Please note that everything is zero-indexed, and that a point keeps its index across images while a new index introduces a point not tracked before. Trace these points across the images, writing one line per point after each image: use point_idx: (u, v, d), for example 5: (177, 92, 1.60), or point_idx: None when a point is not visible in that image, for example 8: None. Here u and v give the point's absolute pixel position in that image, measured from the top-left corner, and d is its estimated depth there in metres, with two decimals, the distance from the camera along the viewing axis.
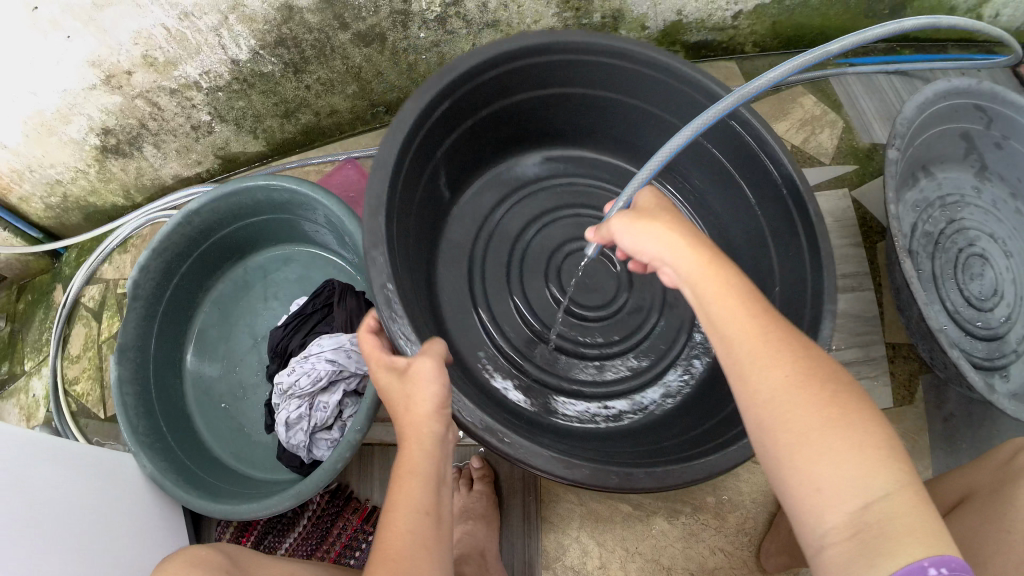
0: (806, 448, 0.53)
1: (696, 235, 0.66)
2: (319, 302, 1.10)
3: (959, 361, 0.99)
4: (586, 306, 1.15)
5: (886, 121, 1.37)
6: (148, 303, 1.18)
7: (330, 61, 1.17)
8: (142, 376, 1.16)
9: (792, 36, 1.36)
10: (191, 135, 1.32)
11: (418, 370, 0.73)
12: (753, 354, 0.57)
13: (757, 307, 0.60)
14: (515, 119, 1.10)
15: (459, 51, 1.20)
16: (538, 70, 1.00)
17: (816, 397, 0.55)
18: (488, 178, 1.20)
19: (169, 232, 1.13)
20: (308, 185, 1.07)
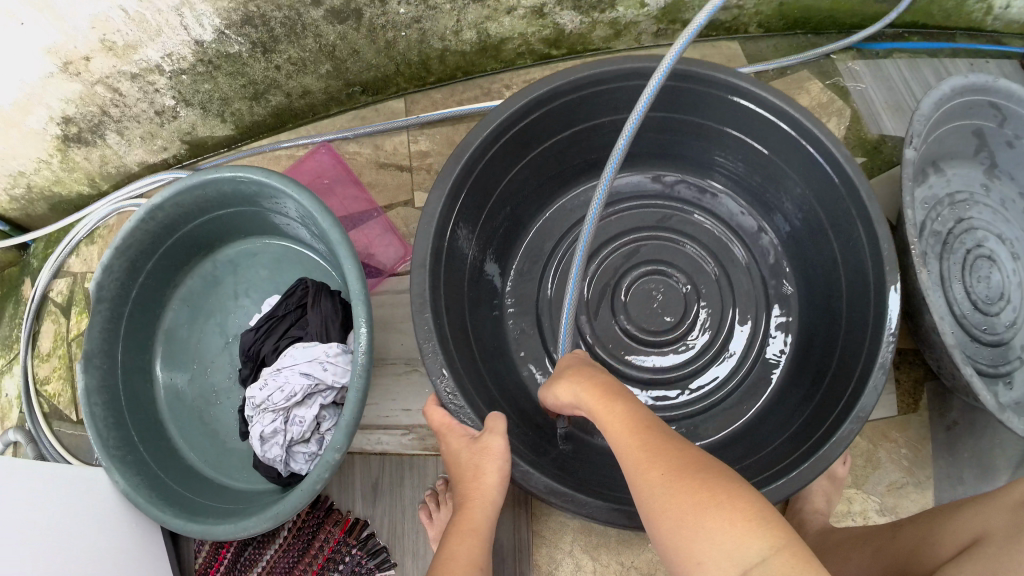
0: (683, 527, 0.56)
1: (591, 374, 0.78)
2: (291, 304, 1.01)
3: (974, 378, 0.93)
4: (656, 329, 1.12)
5: (895, 110, 1.27)
6: (114, 304, 1.10)
7: (301, 39, 1.07)
8: (109, 384, 1.09)
9: (799, 18, 1.30)
10: (157, 121, 1.23)
11: (487, 447, 0.80)
12: (635, 460, 0.63)
13: (637, 423, 0.66)
14: (565, 150, 1.06)
15: (442, 28, 1.10)
16: (582, 101, 0.95)
17: (685, 485, 0.58)
18: (555, 211, 1.17)
19: (132, 228, 1.04)
20: (281, 177, 0.98)
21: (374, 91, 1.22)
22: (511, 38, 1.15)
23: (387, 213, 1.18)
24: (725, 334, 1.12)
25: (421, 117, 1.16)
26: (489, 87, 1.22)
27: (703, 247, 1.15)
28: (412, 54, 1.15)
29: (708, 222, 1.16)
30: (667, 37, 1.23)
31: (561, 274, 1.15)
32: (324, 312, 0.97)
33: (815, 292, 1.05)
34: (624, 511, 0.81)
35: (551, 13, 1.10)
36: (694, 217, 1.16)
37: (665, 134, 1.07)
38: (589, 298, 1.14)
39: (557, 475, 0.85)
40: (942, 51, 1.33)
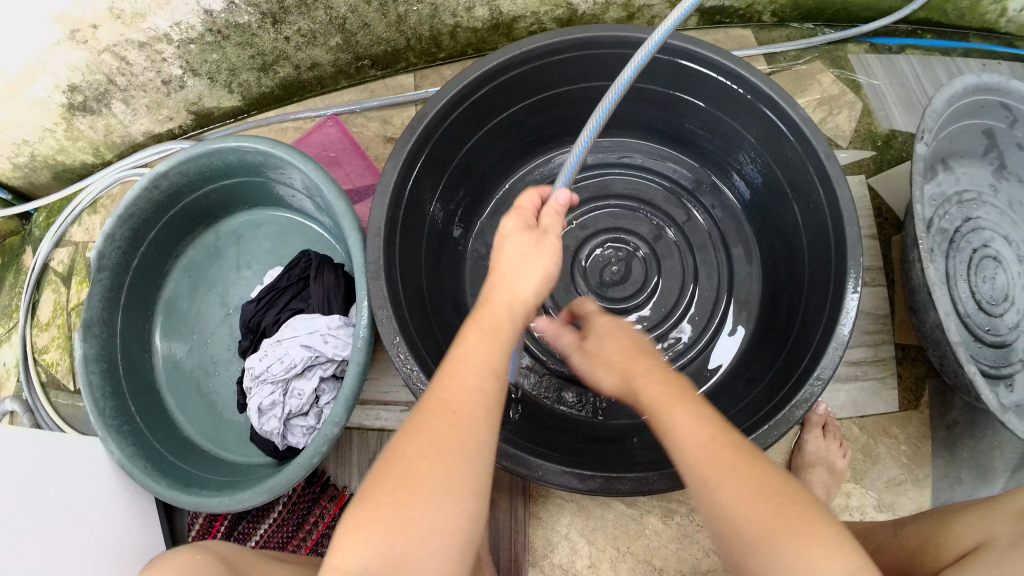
0: (760, 552, 0.51)
1: (638, 367, 0.70)
2: (294, 276, 0.99)
3: (976, 377, 0.91)
4: (619, 293, 1.11)
5: (908, 107, 1.21)
6: (114, 274, 1.09)
7: (312, 11, 1.05)
8: (107, 352, 1.08)
9: (812, 9, 1.23)
10: (163, 90, 1.22)
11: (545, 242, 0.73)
12: (702, 471, 0.56)
13: (705, 423, 0.60)
14: (529, 118, 1.06)
15: (455, 4, 1.08)
16: (550, 68, 0.94)
17: (763, 507, 0.53)
18: (516, 179, 1.17)
19: (135, 196, 1.04)
20: (287, 147, 0.97)
21: (386, 65, 1.20)
22: (523, 17, 1.13)
23: None
24: (688, 302, 1.11)
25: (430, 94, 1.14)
26: None
27: (663, 213, 1.15)
28: (424, 28, 1.12)
29: (671, 188, 1.16)
30: (680, 24, 1.23)
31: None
32: (327, 284, 0.96)
33: (779, 259, 1.05)
34: (576, 473, 0.79)
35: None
36: (655, 185, 1.16)
37: (630, 102, 1.06)
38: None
39: (508, 438, 0.84)
40: (954, 50, 1.26)
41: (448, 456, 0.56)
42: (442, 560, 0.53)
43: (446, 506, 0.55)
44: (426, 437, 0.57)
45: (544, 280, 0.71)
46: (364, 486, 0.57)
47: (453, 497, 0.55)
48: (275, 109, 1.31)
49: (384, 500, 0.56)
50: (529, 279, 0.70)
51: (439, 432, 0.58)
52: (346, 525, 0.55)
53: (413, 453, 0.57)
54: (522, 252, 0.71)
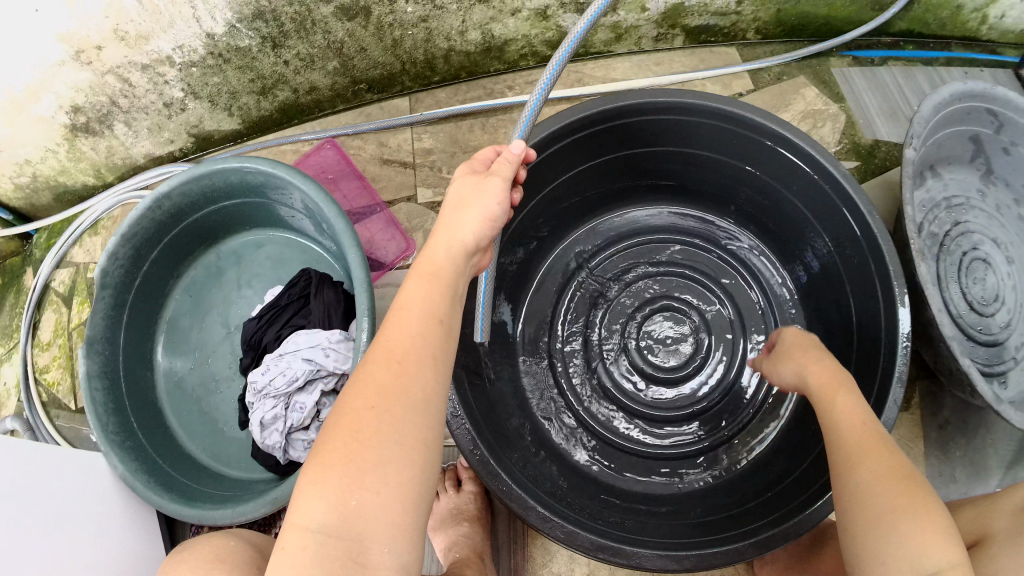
0: (875, 525, 0.60)
1: (820, 363, 0.79)
2: (295, 293, 1.01)
3: (972, 370, 0.83)
4: (671, 365, 1.03)
5: (890, 116, 1.10)
6: (118, 291, 1.12)
7: (310, 35, 1.08)
8: (111, 371, 1.11)
9: (795, 26, 1.15)
10: (166, 112, 1.23)
11: (483, 184, 0.76)
12: (847, 453, 0.66)
13: (865, 418, 0.69)
14: (578, 193, 1.00)
15: (448, 27, 1.11)
16: (596, 138, 0.90)
17: (893, 487, 0.61)
18: (559, 253, 1.08)
19: (138, 216, 1.07)
20: (287, 168, 1.00)
21: (381, 89, 1.21)
22: (515, 39, 1.16)
23: (391, 208, 1.09)
24: (735, 381, 1.03)
25: (423, 114, 1.12)
26: (492, 87, 1.21)
27: (718, 289, 1.07)
28: (419, 52, 1.15)
29: (731, 265, 1.08)
30: (666, 43, 1.19)
31: (567, 307, 1.08)
32: (327, 300, 0.98)
33: (831, 332, 0.96)
34: (671, 554, 0.72)
35: (555, 15, 1.12)
36: (716, 259, 1.08)
37: (667, 171, 1.01)
38: (597, 339, 1.06)
39: (599, 528, 0.77)
40: (936, 60, 1.15)
41: (393, 411, 0.62)
42: (395, 508, 0.59)
43: (396, 458, 0.60)
44: (375, 389, 0.63)
45: (485, 226, 0.74)
46: (315, 446, 0.61)
47: (403, 451, 0.61)
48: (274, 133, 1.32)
49: (336, 457, 0.60)
50: (470, 223, 0.74)
51: (382, 382, 0.63)
52: (303, 484, 0.60)
53: (362, 404, 0.62)
54: (462, 195, 0.75)
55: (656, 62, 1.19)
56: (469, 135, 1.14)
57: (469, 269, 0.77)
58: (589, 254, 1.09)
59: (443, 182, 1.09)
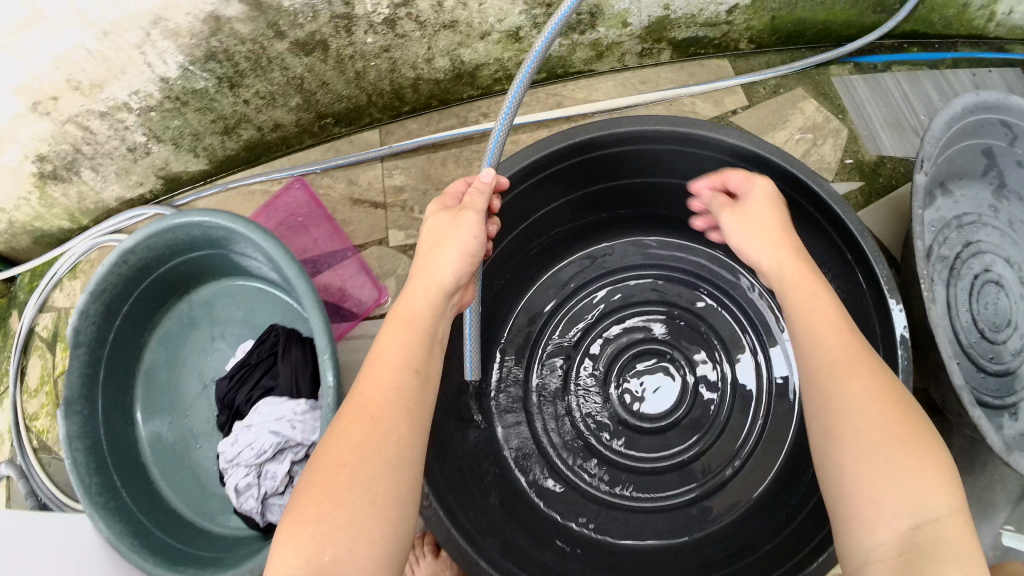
0: (873, 462, 0.56)
1: (791, 249, 0.70)
2: (264, 351, 0.96)
3: (982, 421, 0.74)
4: (654, 412, 0.95)
5: (895, 128, 1.02)
6: (92, 348, 1.07)
7: (268, 72, 1.03)
8: (91, 427, 1.06)
9: (792, 33, 1.07)
10: (131, 157, 1.18)
11: (457, 218, 0.73)
12: (834, 367, 0.61)
13: (847, 328, 0.64)
14: (552, 228, 0.94)
15: (413, 56, 1.05)
16: (562, 176, 0.85)
17: (887, 417, 0.58)
18: (533, 290, 1.01)
19: (106, 271, 1.02)
20: (249, 224, 0.93)
21: (348, 123, 1.15)
22: (486, 64, 1.10)
23: (363, 252, 1.05)
24: (724, 426, 0.94)
25: (392, 147, 1.07)
26: (465, 115, 1.15)
27: (706, 327, 0.98)
28: (384, 83, 1.09)
29: (720, 302, 0.99)
30: (652, 58, 1.11)
31: (543, 352, 1.00)
32: (294, 363, 0.92)
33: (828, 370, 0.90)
34: None
35: (527, 37, 1.06)
36: (703, 294, 1.00)
37: (641, 206, 0.95)
38: (576, 387, 0.98)
39: None
40: (941, 61, 1.07)
41: (367, 468, 0.58)
42: (372, 560, 0.55)
43: (371, 512, 0.57)
44: (348, 445, 0.59)
45: (463, 262, 0.72)
46: (288, 504, 0.58)
47: (375, 508, 0.57)
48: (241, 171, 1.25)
49: (311, 514, 0.57)
50: (447, 262, 0.72)
51: (355, 439, 0.59)
52: (279, 539, 0.57)
53: (334, 461, 0.58)
54: (436, 233, 0.73)
55: (641, 80, 1.10)
56: (441, 169, 1.08)
57: (449, 310, 0.74)
58: (565, 293, 1.01)
59: (413, 223, 1.04)
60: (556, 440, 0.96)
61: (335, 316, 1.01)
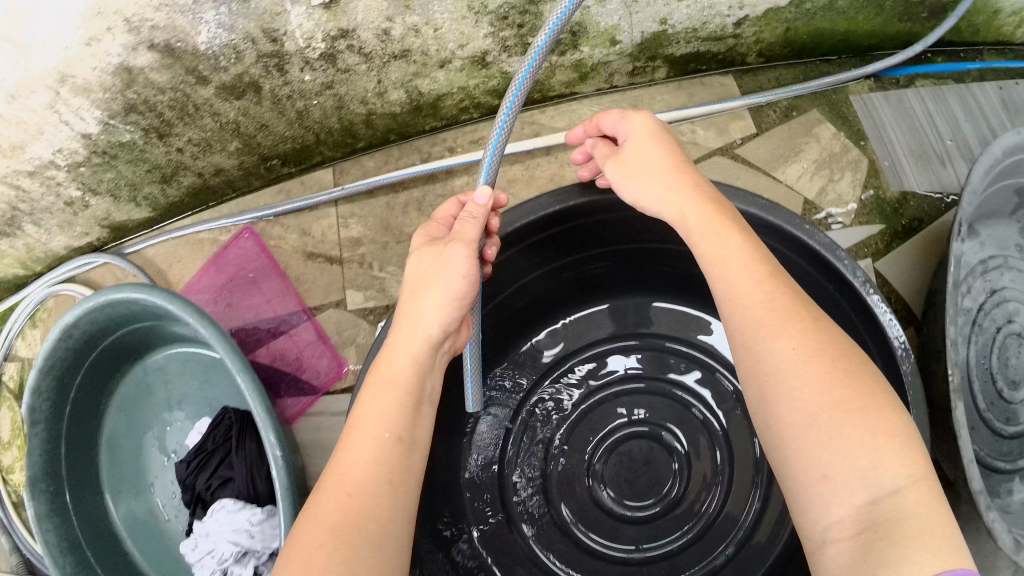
0: (817, 433, 0.50)
1: (698, 188, 0.63)
2: (220, 436, 0.90)
3: (996, 524, 0.69)
4: (645, 496, 0.88)
5: (919, 156, 0.94)
6: (52, 423, 0.98)
7: (196, 119, 0.92)
8: (59, 504, 0.98)
9: (808, 44, 0.97)
10: (68, 211, 1.05)
11: (444, 253, 0.66)
12: (758, 322, 0.55)
13: (770, 273, 0.57)
14: (552, 291, 0.91)
15: (362, 90, 0.94)
16: (537, 247, 0.81)
17: (822, 374, 0.51)
18: (514, 354, 0.94)
19: (53, 346, 0.93)
20: (196, 308, 0.86)
21: (297, 163, 1.04)
22: (449, 93, 0.98)
23: (318, 315, 0.96)
24: (719, 517, 0.86)
25: (345, 189, 0.97)
26: (429, 150, 1.04)
27: (708, 408, 0.91)
28: (332, 121, 0.97)
29: (727, 382, 0.91)
30: (645, 76, 0.99)
31: (523, 441, 0.91)
32: (250, 455, 0.87)
33: None
34: None
35: (495, 62, 0.94)
36: (708, 373, 0.92)
37: (626, 265, 0.90)
38: (556, 479, 0.89)
39: None
40: (967, 73, 0.99)
41: (347, 546, 0.52)
42: None
43: None
44: (327, 520, 0.54)
45: (452, 308, 0.65)
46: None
47: None
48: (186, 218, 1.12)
49: None
50: (433, 308, 0.65)
51: (335, 515, 0.54)
52: None
53: (312, 539, 0.53)
54: (421, 272, 0.66)
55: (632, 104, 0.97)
56: (402, 218, 0.99)
57: (439, 360, 0.68)
58: (557, 364, 0.94)
59: (375, 282, 0.96)
60: (533, 538, 0.87)
61: (295, 390, 0.94)
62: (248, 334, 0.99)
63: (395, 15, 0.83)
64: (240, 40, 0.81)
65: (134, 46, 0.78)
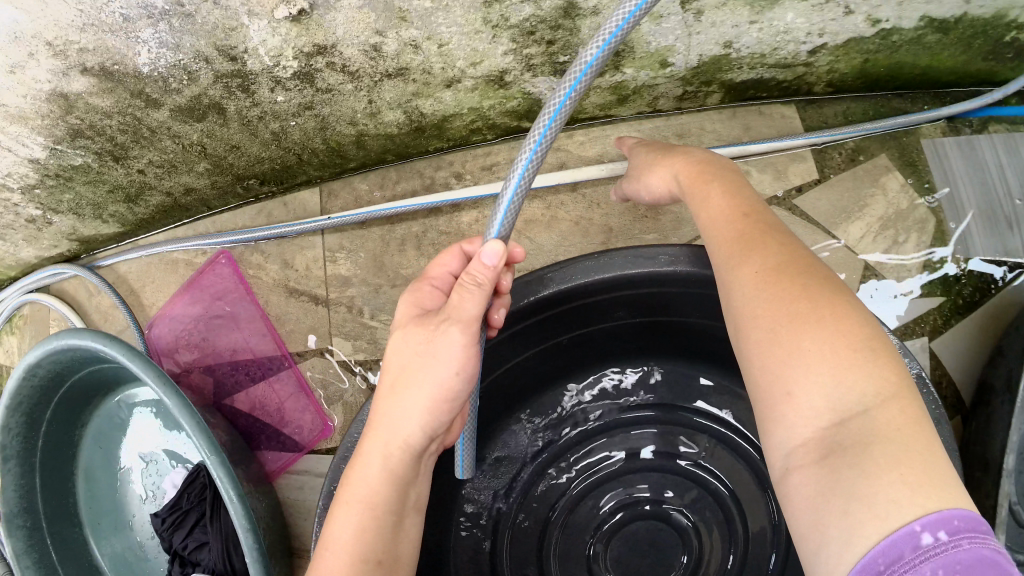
0: (776, 349, 0.48)
1: (688, 157, 0.67)
2: (198, 496, 0.87)
3: None
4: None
5: (987, 218, 0.90)
6: (24, 458, 0.90)
7: (155, 141, 0.81)
8: (37, 540, 0.92)
9: (883, 76, 0.90)
10: (31, 227, 0.95)
11: (433, 341, 0.54)
12: (728, 254, 0.55)
13: (740, 212, 0.57)
14: (556, 361, 0.81)
15: (351, 111, 0.80)
16: (537, 325, 0.72)
17: (781, 288, 0.50)
18: (518, 416, 0.85)
19: (18, 383, 0.84)
20: (161, 369, 0.76)
21: (278, 183, 0.92)
22: (458, 114, 0.84)
23: (301, 362, 0.88)
24: None
25: (332, 220, 0.85)
26: (433, 175, 0.90)
27: (723, 491, 0.83)
28: (316, 141, 0.84)
29: (745, 466, 0.83)
30: (696, 101, 0.92)
31: (521, 525, 0.84)
32: (226, 526, 0.84)
33: None
34: None
35: (515, 82, 0.79)
36: (727, 453, 0.84)
37: (640, 336, 0.80)
38: (557, 566, 0.83)
39: None
40: None
41: None
42: None
43: None
44: None
45: (436, 411, 0.55)
46: None
47: None
48: (160, 232, 1.00)
49: None
50: (413, 413, 0.54)
51: None
52: None
53: None
54: (404, 364, 0.55)
55: (678, 133, 0.92)
56: (398, 256, 0.88)
57: (423, 462, 0.58)
58: (561, 430, 0.86)
59: (365, 329, 0.87)
60: None
61: (275, 444, 0.87)
62: (225, 375, 0.90)
63: (386, 29, 0.68)
64: (190, 60, 0.68)
65: (64, 70, 0.67)
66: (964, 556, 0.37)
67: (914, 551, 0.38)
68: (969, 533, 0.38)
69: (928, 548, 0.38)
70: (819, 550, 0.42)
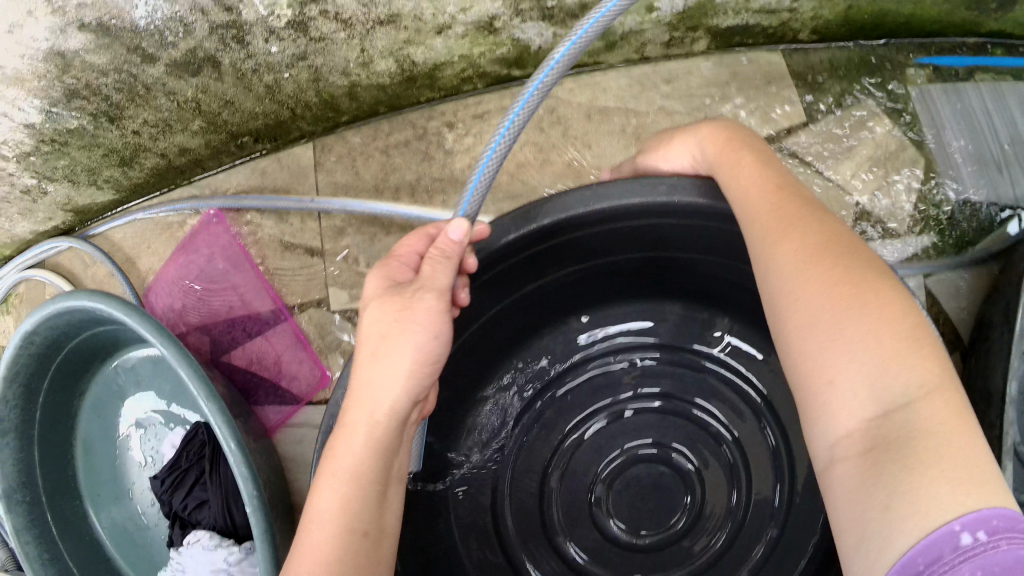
0: (819, 335, 0.48)
1: (713, 129, 0.65)
2: (195, 455, 0.86)
3: None
4: (648, 521, 0.82)
5: (977, 165, 0.91)
6: (22, 432, 0.90)
7: (150, 99, 0.81)
8: (37, 515, 0.91)
9: (868, 24, 0.91)
10: (25, 199, 0.94)
11: (405, 313, 0.55)
12: (767, 230, 0.55)
13: (772, 189, 0.57)
14: (550, 302, 0.82)
15: (343, 61, 0.81)
16: (529, 263, 0.71)
17: (824, 270, 0.50)
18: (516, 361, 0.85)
19: (13, 354, 0.84)
20: (159, 322, 0.76)
21: (272, 139, 0.93)
22: (449, 62, 0.85)
23: (298, 316, 0.89)
24: (724, 546, 0.80)
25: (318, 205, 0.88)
26: (425, 125, 0.91)
27: (723, 422, 0.83)
28: (309, 94, 0.85)
29: (743, 397, 0.83)
30: (683, 47, 0.92)
31: (523, 467, 0.84)
32: (227, 482, 0.83)
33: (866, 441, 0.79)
34: None
35: (505, 27, 0.80)
36: (724, 384, 0.84)
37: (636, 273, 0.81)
38: (560, 513, 0.83)
39: None
40: None
41: None
42: None
43: None
44: None
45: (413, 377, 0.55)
46: None
47: None
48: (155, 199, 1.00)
49: None
50: (390, 382, 0.55)
51: None
52: None
53: None
54: (378, 337, 0.55)
55: (666, 80, 0.92)
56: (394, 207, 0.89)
57: (405, 432, 0.59)
58: (560, 368, 0.86)
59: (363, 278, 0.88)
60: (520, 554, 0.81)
61: (274, 398, 0.87)
62: (221, 334, 0.90)
63: None
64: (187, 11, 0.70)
65: (62, 28, 0.69)
66: (1001, 558, 0.40)
67: (954, 552, 0.40)
68: (1006, 533, 0.40)
69: (967, 548, 0.40)
70: (860, 546, 0.43)
